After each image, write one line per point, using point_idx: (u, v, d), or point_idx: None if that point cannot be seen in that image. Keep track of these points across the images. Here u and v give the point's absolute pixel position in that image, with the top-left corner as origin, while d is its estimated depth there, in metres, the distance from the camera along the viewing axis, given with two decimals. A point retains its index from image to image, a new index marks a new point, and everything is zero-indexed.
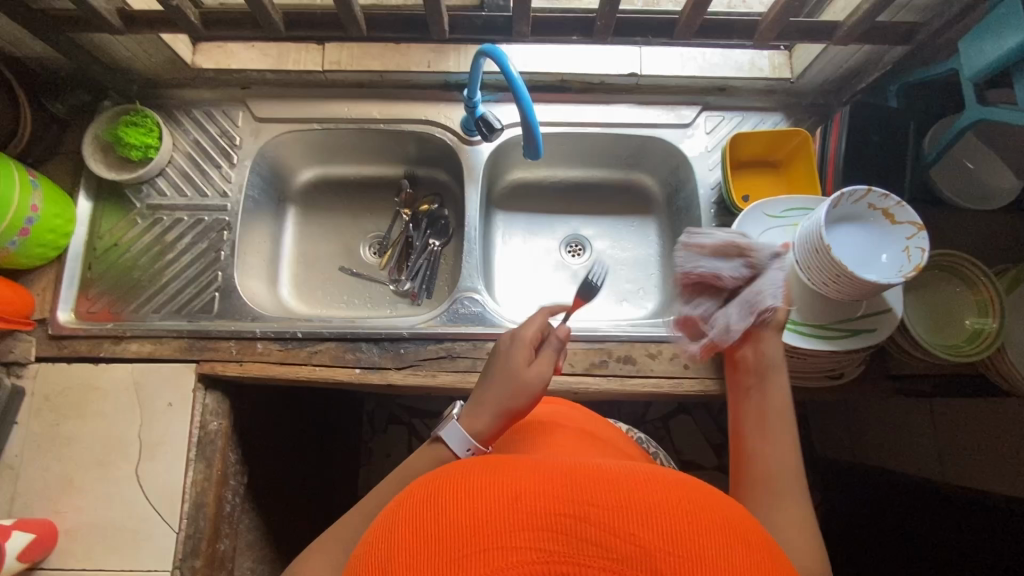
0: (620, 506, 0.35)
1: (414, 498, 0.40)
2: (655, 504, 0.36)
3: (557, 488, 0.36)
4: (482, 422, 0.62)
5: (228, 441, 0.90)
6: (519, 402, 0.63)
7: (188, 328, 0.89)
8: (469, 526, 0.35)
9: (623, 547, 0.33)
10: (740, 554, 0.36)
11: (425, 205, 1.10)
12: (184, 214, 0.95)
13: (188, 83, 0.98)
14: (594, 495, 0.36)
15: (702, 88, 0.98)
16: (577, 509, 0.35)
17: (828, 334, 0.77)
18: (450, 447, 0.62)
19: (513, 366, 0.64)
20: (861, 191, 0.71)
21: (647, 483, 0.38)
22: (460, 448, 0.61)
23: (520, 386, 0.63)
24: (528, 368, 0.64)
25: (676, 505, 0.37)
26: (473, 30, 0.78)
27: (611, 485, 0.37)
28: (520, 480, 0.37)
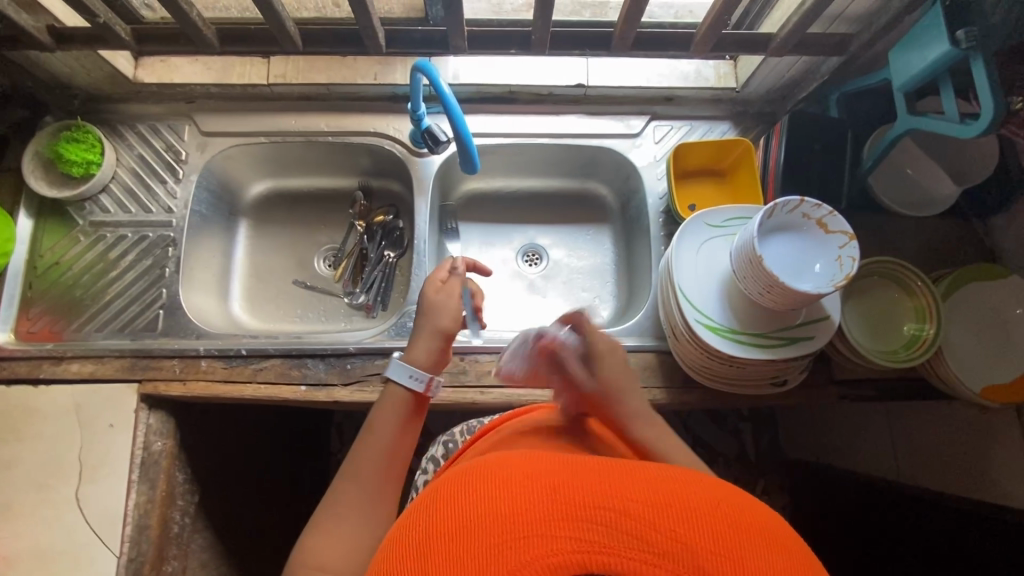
0: (659, 506, 0.36)
1: (451, 486, 0.41)
2: (689, 503, 0.37)
3: (596, 485, 0.38)
4: (417, 349, 0.70)
5: (174, 460, 0.89)
6: (441, 320, 0.71)
7: (131, 347, 0.87)
8: (508, 510, 0.36)
9: (659, 542, 0.34)
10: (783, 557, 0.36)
11: (380, 216, 1.09)
12: (128, 230, 0.93)
13: (132, 97, 0.97)
14: (630, 491, 0.37)
15: (651, 98, 0.99)
16: (617, 504, 0.36)
17: (770, 343, 0.77)
18: (399, 381, 0.68)
19: (429, 296, 0.72)
20: (794, 200, 0.71)
21: (687, 484, 0.39)
22: (405, 376, 0.68)
23: (436, 307, 0.71)
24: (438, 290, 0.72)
25: (710, 506, 0.38)
26: (410, 44, 0.78)
27: (652, 485, 0.39)
28: (561, 475, 0.39)
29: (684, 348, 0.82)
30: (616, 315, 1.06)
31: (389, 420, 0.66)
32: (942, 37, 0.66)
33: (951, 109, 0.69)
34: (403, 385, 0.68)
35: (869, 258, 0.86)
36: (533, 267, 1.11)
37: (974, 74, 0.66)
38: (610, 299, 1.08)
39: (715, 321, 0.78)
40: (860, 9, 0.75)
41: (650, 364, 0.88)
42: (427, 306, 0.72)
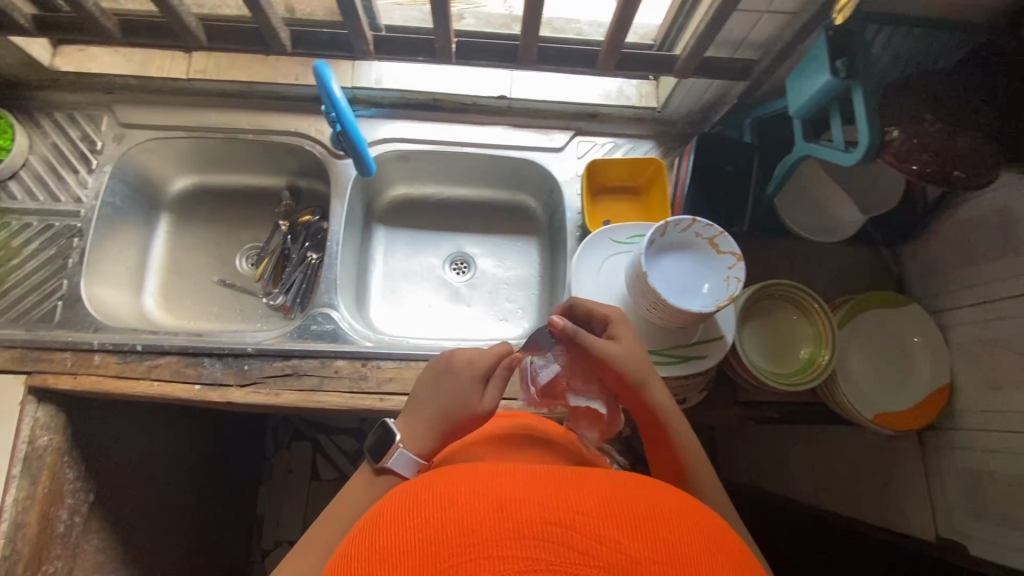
0: (604, 516, 0.35)
1: (398, 511, 0.38)
2: (638, 510, 0.36)
3: (545, 498, 0.35)
4: (422, 444, 0.60)
5: (64, 457, 0.87)
6: (469, 430, 0.61)
7: (22, 338, 0.85)
8: (450, 535, 0.34)
9: (608, 553, 0.33)
10: (732, 562, 0.35)
11: (305, 216, 1.08)
12: (34, 219, 0.92)
13: (51, 85, 0.96)
14: (579, 503, 0.35)
15: (575, 114, 1.00)
16: (565, 517, 0.34)
17: (663, 361, 0.77)
18: (401, 474, 0.59)
19: (465, 387, 0.61)
20: (685, 220, 0.72)
21: (634, 493, 0.38)
22: (412, 474, 0.60)
23: (468, 411, 0.61)
24: (474, 390, 0.62)
25: (663, 514, 0.36)
26: (318, 46, 0.78)
27: (599, 494, 0.37)
28: (507, 488, 0.37)
29: None
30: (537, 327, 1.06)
31: None
32: (823, 67, 0.67)
33: (838, 138, 0.71)
34: (398, 475, 0.60)
35: (771, 280, 0.85)
36: (459, 276, 1.11)
37: (855, 104, 0.67)
38: (532, 311, 1.08)
39: None
40: (760, 36, 0.77)
41: None
42: (451, 406, 0.61)
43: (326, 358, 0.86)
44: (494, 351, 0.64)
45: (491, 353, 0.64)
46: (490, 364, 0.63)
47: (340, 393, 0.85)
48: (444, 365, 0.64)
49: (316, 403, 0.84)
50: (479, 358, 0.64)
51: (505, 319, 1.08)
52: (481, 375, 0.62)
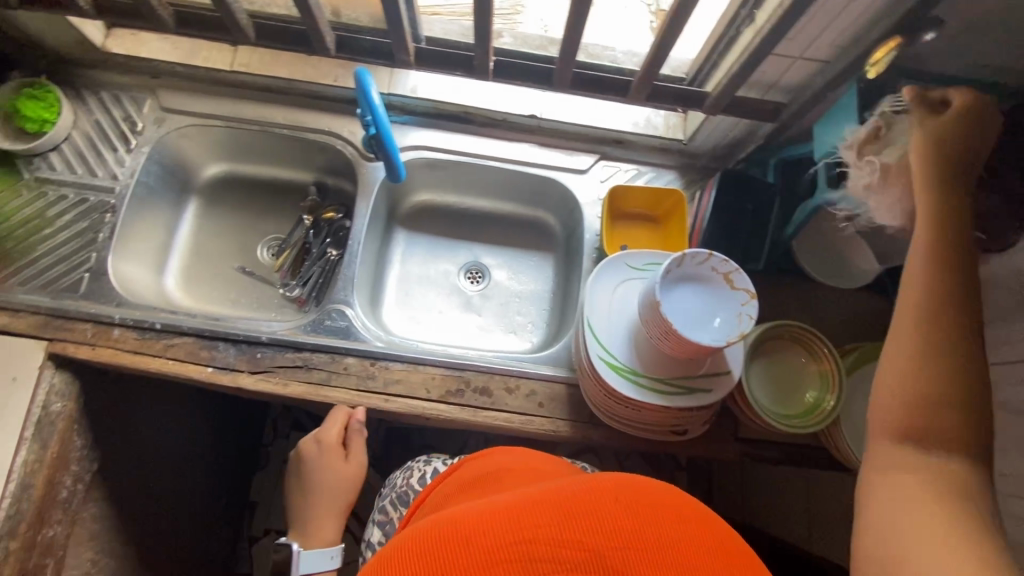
0: (565, 522, 0.41)
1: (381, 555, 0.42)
2: (600, 506, 0.42)
3: (509, 525, 0.40)
4: (325, 531, 0.81)
5: (74, 425, 0.89)
6: (349, 494, 0.85)
7: (47, 305, 0.88)
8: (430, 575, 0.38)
9: (574, 554, 0.39)
10: (680, 521, 0.42)
11: (329, 213, 1.10)
12: (70, 191, 0.95)
13: (99, 65, 0.99)
14: (539, 517, 0.41)
15: (602, 138, 1.02)
16: (531, 537, 0.40)
17: (668, 391, 0.78)
18: (320, 565, 0.78)
19: (333, 461, 0.85)
20: (701, 254, 0.74)
21: (586, 491, 0.43)
22: (328, 559, 0.79)
23: (344, 479, 0.85)
24: (336, 456, 0.85)
25: (616, 505, 0.42)
26: (360, 52, 0.80)
27: (556, 503, 0.42)
28: (471, 524, 0.41)
29: (588, 383, 0.82)
30: (545, 344, 1.07)
31: None
32: (853, 116, 0.69)
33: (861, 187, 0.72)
34: (319, 571, 0.78)
35: (779, 321, 0.86)
36: (473, 285, 1.13)
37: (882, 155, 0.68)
38: (542, 327, 1.09)
39: (617, 360, 0.79)
40: (793, 80, 0.78)
41: (557, 396, 0.89)
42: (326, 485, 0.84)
43: (337, 354, 0.88)
44: (332, 429, 0.85)
45: (334, 425, 0.85)
46: (338, 434, 0.85)
47: (347, 390, 0.87)
48: (309, 450, 0.86)
49: (323, 396, 0.86)
50: (324, 433, 0.86)
51: (513, 331, 1.09)
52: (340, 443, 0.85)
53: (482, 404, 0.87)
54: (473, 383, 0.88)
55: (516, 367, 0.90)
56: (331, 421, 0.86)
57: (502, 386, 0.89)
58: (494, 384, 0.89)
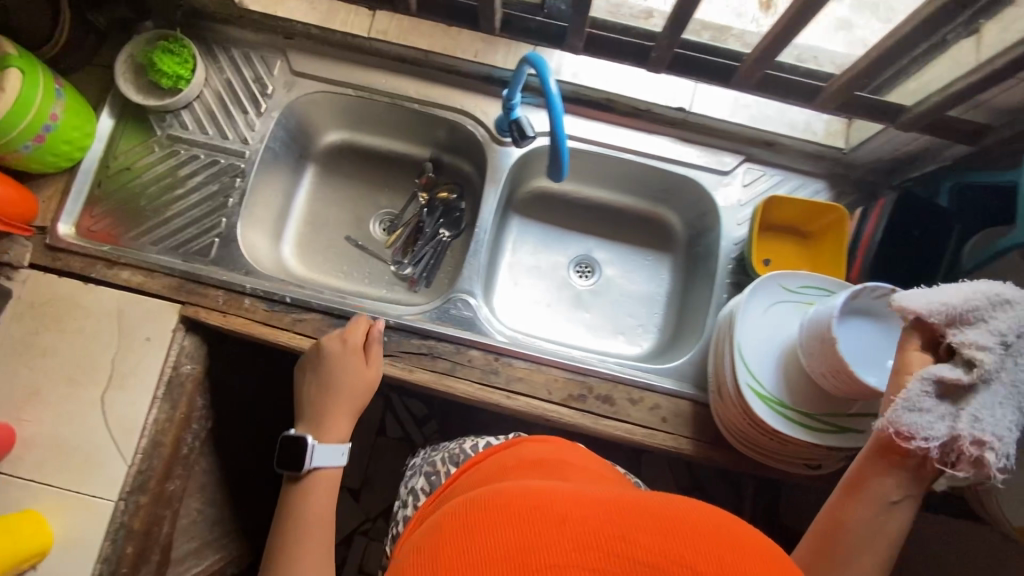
0: (673, 532, 0.38)
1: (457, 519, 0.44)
2: (718, 535, 0.38)
3: (605, 519, 0.39)
4: (343, 422, 0.79)
5: (198, 386, 0.91)
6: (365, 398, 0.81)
7: (181, 268, 0.88)
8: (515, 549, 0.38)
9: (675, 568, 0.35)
10: None
11: (444, 193, 1.08)
12: (202, 152, 0.93)
13: (233, 20, 0.96)
14: (641, 521, 0.39)
15: (750, 139, 0.94)
16: (628, 533, 0.37)
17: (817, 427, 0.74)
18: (330, 464, 0.75)
19: (355, 364, 0.80)
20: (884, 289, 0.68)
21: (702, 517, 0.40)
22: (337, 457, 0.76)
23: (367, 383, 0.81)
24: (351, 353, 0.81)
25: (733, 542, 0.38)
26: (524, 33, 0.75)
27: (660, 514, 0.40)
28: (568, 510, 0.40)
29: (726, 408, 0.79)
30: (656, 349, 1.03)
31: (321, 509, 0.72)
32: None
33: None
34: (326, 468, 0.75)
35: None
36: (583, 280, 1.09)
37: None
38: (653, 331, 1.05)
39: (764, 389, 0.75)
40: (1009, 101, 0.70)
41: (682, 412, 0.86)
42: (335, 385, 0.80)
43: (462, 346, 0.86)
44: (360, 336, 0.82)
45: (355, 332, 0.82)
46: (360, 339, 0.82)
47: (469, 383, 0.85)
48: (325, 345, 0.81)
49: (446, 387, 0.85)
50: (347, 335, 0.82)
51: (622, 332, 1.05)
52: (362, 348, 0.82)
53: (605, 412, 0.85)
54: (597, 390, 0.85)
55: (641, 378, 0.86)
56: (354, 324, 0.83)
57: (626, 396, 0.86)
58: (617, 392, 0.86)
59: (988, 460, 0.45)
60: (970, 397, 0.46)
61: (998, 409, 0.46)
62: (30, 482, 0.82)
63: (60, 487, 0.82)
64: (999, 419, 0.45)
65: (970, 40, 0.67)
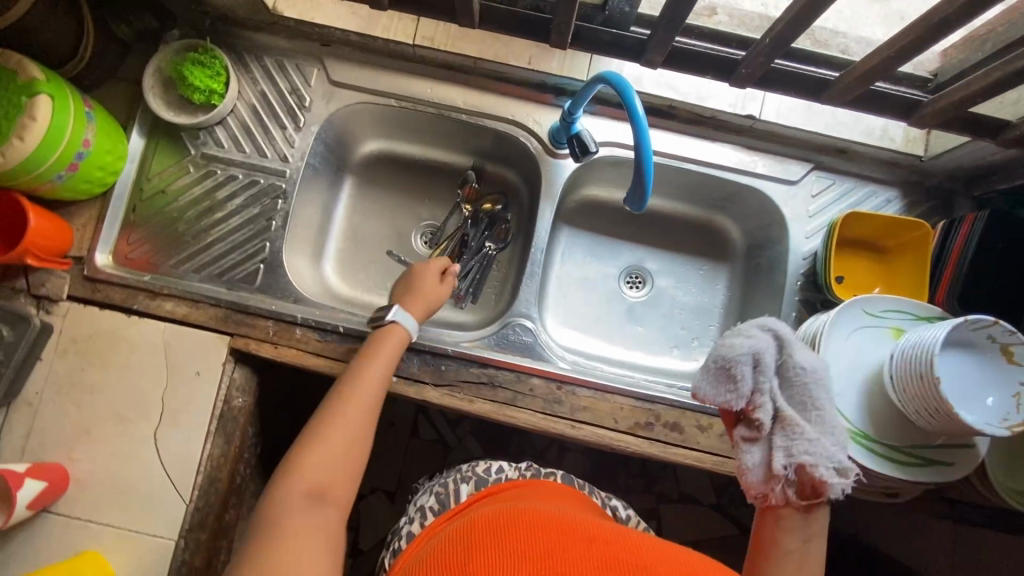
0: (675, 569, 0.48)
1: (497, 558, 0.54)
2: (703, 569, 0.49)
3: (614, 546, 0.50)
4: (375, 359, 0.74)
5: (249, 417, 0.88)
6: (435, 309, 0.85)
7: (227, 298, 0.84)
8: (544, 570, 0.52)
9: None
10: None
11: (489, 204, 1.03)
12: (240, 172, 0.88)
13: (265, 27, 0.89)
14: (644, 557, 0.49)
15: (820, 146, 0.89)
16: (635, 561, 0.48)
17: (905, 460, 0.72)
18: (400, 328, 0.78)
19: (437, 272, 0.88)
20: (988, 322, 0.64)
21: (696, 562, 0.51)
22: (409, 326, 0.79)
23: (441, 294, 0.86)
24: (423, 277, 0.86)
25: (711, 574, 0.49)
26: (597, 46, 0.69)
27: (658, 551, 0.51)
28: (586, 533, 0.52)
29: None
30: None
31: (387, 358, 0.75)
32: None
33: None
34: (399, 326, 0.78)
35: None
36: (635, 291, 1.04)
37: None
38: (709, 345, 1.01)
39: (850, 422, 0.72)
40: None
41: None
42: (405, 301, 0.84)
43: (524, 374, 0.83)
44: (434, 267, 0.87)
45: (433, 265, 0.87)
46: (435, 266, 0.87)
47: (533, 412, 0.82)
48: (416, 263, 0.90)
49: (509, 418, 0.82)
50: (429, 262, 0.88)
51: (678, 347, 1.01)
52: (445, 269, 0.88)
53: (673, 440, 0.82)
54: (664, 417, 0.83)
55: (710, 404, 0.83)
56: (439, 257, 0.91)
57: (694, 423, 0.83)
58: (686, 419, 0.83)
59: (831, 488, 0.50)
60: (774, 440, 0.52)
61: (815, 444, 0.51)
62: (87, 523, 0.79)
63: (118, 528, 0.79)
64: (826, 449, 0.51)
65: None
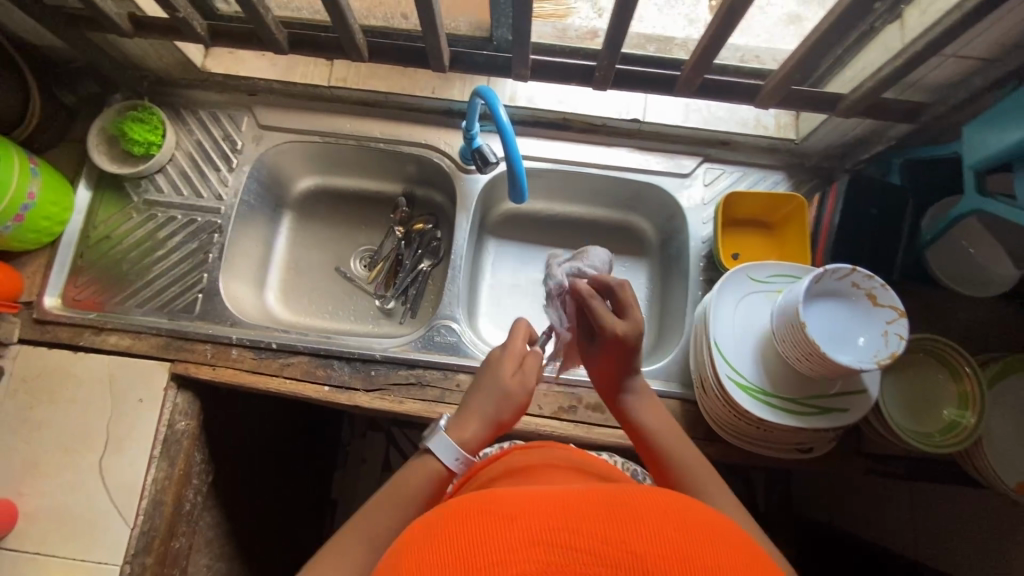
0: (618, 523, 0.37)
1: (413, 549, 0.38)
2: (650, 523, 0.37)
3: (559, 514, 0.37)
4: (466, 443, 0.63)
5: (194, 441, 0.92)
6: (505, 413, 0.65)
7: (167, 326, 0.90)
8: (477, 546, 0.35)
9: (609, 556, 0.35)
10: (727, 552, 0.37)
11: (420, 224, 1.10)
12: (179, 213, 0.97)
13: (198, 84, 1.00)
14: (587, 517, 0.37)
15: (704, 140, 0.98)
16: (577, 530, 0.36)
17: (802, 412, 0.75)
18: (477, 434, 0.64)
19: (500, 376, 0.66)
20: (844, 270, 0.69)
21: (640, 500, 0.39)
22: (450, 457, 0.61)
23: (506, 398, 0.65)
24: (513, 381, 0.67)
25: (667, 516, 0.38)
26: (474, 66, 0.81)
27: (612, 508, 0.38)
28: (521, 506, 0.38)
29: (712, 403, 0.80)
30: (644, 353, 1.02)
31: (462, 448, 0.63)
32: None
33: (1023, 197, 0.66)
34: (477, 435, 0.64)
35: (921, 333, 0.83)
36: None
37: None
38: (638, 337, 1.05)
39: (745, 380, 0.77)
40: (935, 79, 0.72)
41: (672, 412, 0.87)
42: (494, 383, 0.66)
43: (450, 371, 0.88)
44: (531, 375, 0.68)
45: (528, 373, 0.68)
46: (522, 388, 0.67)
47: None
48: (501, 354, 0.68)
49: (438, 414, 0.85)
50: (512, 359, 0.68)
51: None
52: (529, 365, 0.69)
53: (596, 421, 0.85)
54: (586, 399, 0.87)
55: None
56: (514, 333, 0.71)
57: None
58: None
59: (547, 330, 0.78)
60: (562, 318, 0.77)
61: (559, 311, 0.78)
62: (38, 556, 0.82)
63: (66, 558, 0.82)
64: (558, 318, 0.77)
65: (894, 25, 0.70)
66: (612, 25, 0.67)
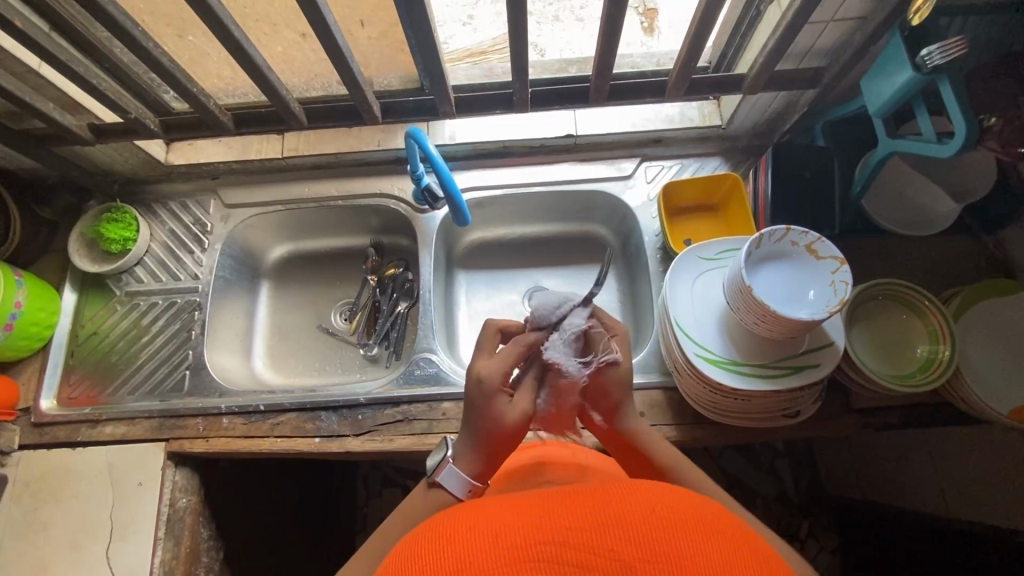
0: (599, 524, 0.38)
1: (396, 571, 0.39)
2: (633, 518, 0.38)
3: (538, 522, 0.39)
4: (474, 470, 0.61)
5: (198, 516, 0.92)
6: (501, 442, 0.61)
7: (159, 407, 0.93)
8: (455, 568, 0.37)
9: (593, 561, 0.36)
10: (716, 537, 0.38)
11: (391, 269, 1.13)
12: (159, 298, 1.02)
13: (166, 179, 1.08)
14: (568, 520, 0.38)
15: (639, 141, 1.03)
16: (558, 536, 0.37)
17: (775, 375, 0.76)
18: (477, 463, 0.61)
19: (490, 405, 0.61)
20: (779, 231, 0.72)
21: (623, 495, 0.41)
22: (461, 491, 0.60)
23: (501, 427, 0.61)
24: (511, 406, 0.62)
25: (651, 511, 0.39)
26: (405, 112, 0.88)
27: (590, 506, 0.40)
28: (498, 522, 0.40)
29: (689, 384, 0.81)
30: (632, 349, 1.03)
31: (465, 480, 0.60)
32: (904, 63, 0.67)
33: (927, 131, 0.70)
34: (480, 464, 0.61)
35: (877, 280, 0.84)
36: None
37: (943, 95, 0.66)
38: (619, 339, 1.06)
39: (714, 354, 0.78)
40: (822, 45, 0.78)
41: (656, 402, 0.87)
42: (486, 413, 0.61)
43: (434, 401, 0.90)
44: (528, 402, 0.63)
45: (525, 397, 0.63)
46: (521, 413, 0.61)
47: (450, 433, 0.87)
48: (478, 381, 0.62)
49: (430, 445, 0.86)
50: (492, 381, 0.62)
51: None
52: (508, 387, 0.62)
53: None
54: None
55: None
56: (497, 356, 0.63)
57: None
58: None
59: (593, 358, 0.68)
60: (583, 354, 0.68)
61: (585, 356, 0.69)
62: None
63: None
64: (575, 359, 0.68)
65: (772, 6, 0.76)
66: (514, 55, 0.74)
